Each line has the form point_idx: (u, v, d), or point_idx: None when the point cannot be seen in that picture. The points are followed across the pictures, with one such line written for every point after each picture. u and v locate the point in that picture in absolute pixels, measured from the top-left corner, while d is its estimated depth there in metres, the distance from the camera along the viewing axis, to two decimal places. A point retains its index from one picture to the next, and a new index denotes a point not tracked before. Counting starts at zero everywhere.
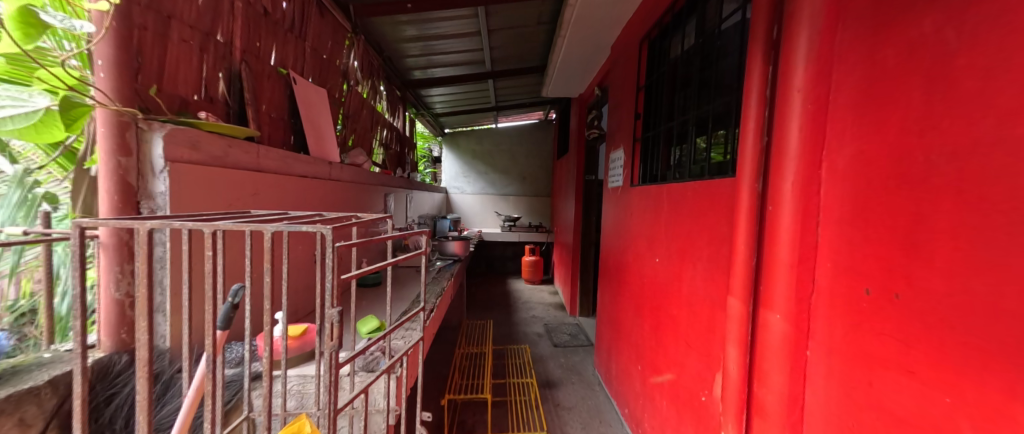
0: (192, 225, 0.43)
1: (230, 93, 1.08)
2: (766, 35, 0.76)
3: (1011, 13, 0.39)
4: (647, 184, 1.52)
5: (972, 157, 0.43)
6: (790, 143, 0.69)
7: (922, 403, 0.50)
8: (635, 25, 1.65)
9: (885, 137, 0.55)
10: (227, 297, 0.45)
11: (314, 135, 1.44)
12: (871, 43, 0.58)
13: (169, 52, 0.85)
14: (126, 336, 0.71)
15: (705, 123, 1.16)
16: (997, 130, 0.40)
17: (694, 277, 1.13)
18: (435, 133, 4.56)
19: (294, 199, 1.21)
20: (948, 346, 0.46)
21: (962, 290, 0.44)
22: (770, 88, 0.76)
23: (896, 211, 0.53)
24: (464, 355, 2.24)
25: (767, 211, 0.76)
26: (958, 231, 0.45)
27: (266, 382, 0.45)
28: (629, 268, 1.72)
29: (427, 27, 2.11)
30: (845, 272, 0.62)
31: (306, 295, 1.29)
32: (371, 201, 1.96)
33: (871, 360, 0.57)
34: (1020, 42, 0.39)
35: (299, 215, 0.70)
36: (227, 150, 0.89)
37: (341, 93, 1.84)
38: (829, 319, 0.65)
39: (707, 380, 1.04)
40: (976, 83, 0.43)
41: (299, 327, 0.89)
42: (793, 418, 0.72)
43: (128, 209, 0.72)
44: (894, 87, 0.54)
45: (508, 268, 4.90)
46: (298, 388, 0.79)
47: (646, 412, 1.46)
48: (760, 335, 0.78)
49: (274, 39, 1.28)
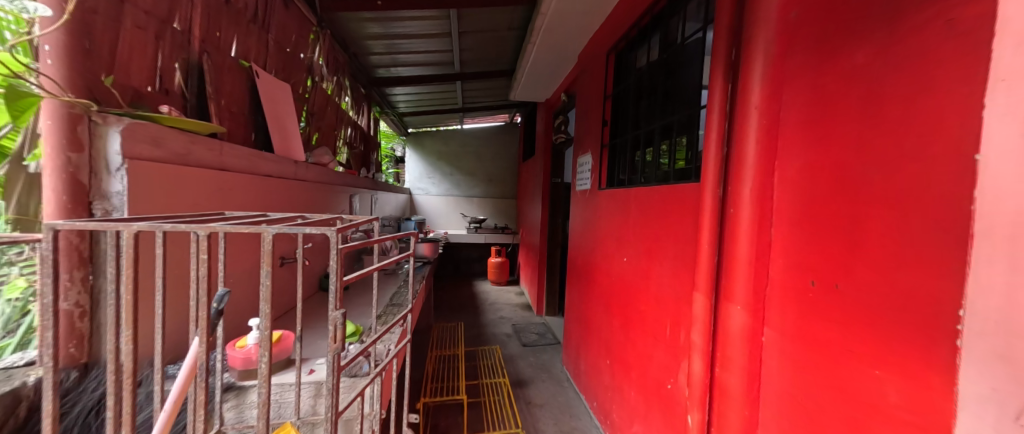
0: (184, 226, 0.42)
1: (187, 85, 0.99)
2: (726, 56, 0.85)
3: (931, 50, 0.49)
4: (614, 188, 1.62)
5: (898, 169, 0.53)
6: (748, 155, 0.79)
7: (861, 376, 0.59)
8: (602, 36, 1.75)
9: (828, 152, 0.65)
10: (210, 303, 0.42)
11: (279, 133, 1.36)
12: (815, 71, 0.68)
13: (121, 38, 0.78)
14: (75, 350, 0.64)
15: (670, 130, 1.26)
16: (918, 148, 0.50)
17: (660, 274, 1.22)
18: (399, 132, 4.45)
19: (259, 200, 1.13)
20: (878, 327, 0.56)
21: (888, 278, 0.54)
22: (729, 104, 0.86)
23: (836, 216, 0.63)
24: (435, 358, 2.31)
25: (728, 214, 0.86)
26: (886, 230, 0.54)
27: (261, 389, 0.45)
28: (598, 266, 1.81)
29: (393, 26, 2.06)
30: (794, 267, 0.72)
31: (275, 302, 1.22)
32: (337, 202, 1.88)
33: (819, 342, 0.66)
34: (934, 77, 0.48)
35: (278, 216, 0.67)
36: (190, 146, 0.82)
37: (305, 89, 1.75)
38: (780, 309, 0.75)
39: (673, 369, 1.14)
40: (899, 109, 0.53)
41: (276, 333, 0.87)
42: (751, 400, 0.81)
43: (78, 210, 0.65)
44: (834, 110, 0.64)
45: (476, 270, 4.88)
46: (276, 397, 0.75)
47: (615, 404, 1.55)
48: (722, 326, 0.87)
49: (235, 30, 1.20)
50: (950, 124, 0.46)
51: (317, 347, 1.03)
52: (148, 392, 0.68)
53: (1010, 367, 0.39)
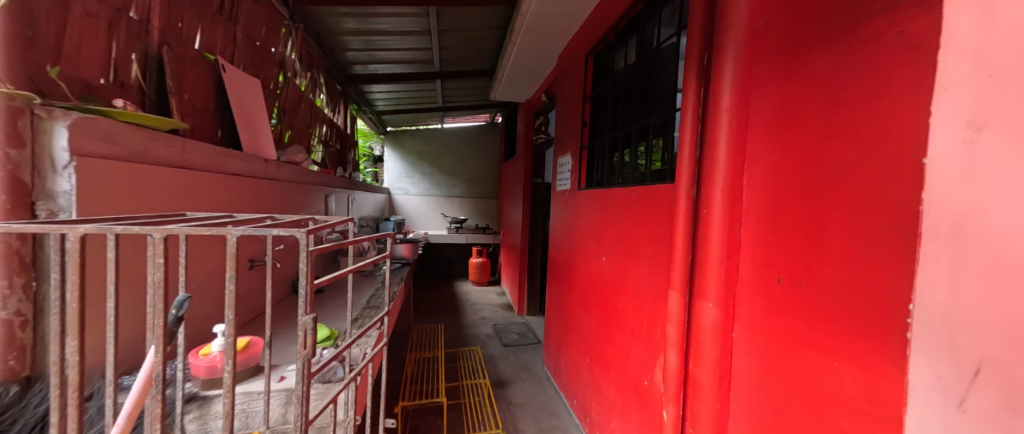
0: (137, 229, 0.39)
1: (146, 79, 0.93)
2: (699, 61, 0.89)
3: (884, 62, 0.53)
4: (593, 188, 1.66)
5: (855, 172, 0.57)
6: (719, 157, 0.83)
7: (823, 368, 0.64)
8: (581, 37, 1.78)
9: (792, 155, 0.69)
10: (169, 310, 0.39)
11: (247, 129, 1.29)
12: (780, 77, 0.72)
13: (70, 26, 0.72)
14: (15, 362, 0.59)
15: (646, 132, 1.30)
16: (872, 153, 0.55)
17: (638, 272, 1.26)
18: (377, 130, 4.34)
19: (226, 201, 1.07)
20: (838, 321, 0.61)
21: (846, 273, 0.59)
22: (701, 108, 0.90)
23: (800, 215, 0.67)
24: (415, 361, 2.28)
25: (700, 214, 0.89)
26: (845, 228, 0.59)
27: (227, 399, 0.43)
28: (578, 266, 1.84)
29: (370, 22, 2.01)
30: (761, 265, 0.76)
31: (243, 306, 1.16)
32: (311, 202, 1.81)
33: (785, 337, 0.71)
34: (887, 87, 0.53)
35: (247, 217, 0.63)
36: (148, 143, 0.77)
37: (277, 84, 1.67)
38: (750, 305, 0.79)
39: (650, 366, 1.17)
40: (855, 116, 0.58)
41: (243, 340, 0.83)
42: (722, 392, 0.85)
43: (19, 212, 0.59)
44: (798, 115, 0.68)
45: (457, 271, 4.84)
46: (243, 407, 0.71)
47: (594, 401, 1.58)
48: (695, 323, 0.91)
49: (200, 21, 1.13)
50: (901, 132, 0.51)
51: (287, 353, 0.99)
52: (100, 406, 0.62)
53: (952, 356, 0.43)
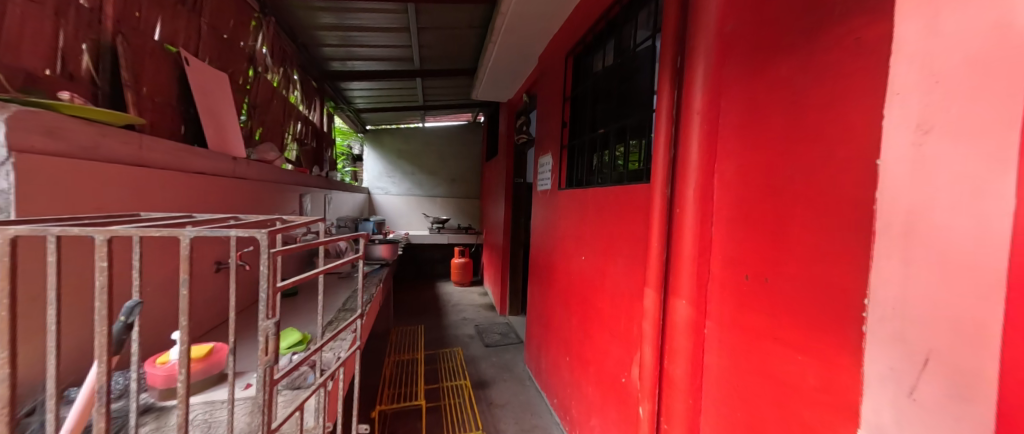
0: (79, 230, 0.37)
1: (98, 72, 0.88)
2: (672, 64, 0.93)
3: (841, 66, 0.57)
4: (573, 189, 1.68)
5: (816, 173, 0.61)
6: (692, 158, 0.86)
7: (786, 360, 0.67)
8: (561, 38, 1.80)
9: (759, 155, 0.73)
10: (119, 316, 0.37)
11: (213, 123, 1.22)
12: (748, 78, 0.76)
13: (8, 13, 0.68)
14: None
15: (623, 133, 1.34)
16: (830, 154, 0.59)
17: (615, 270, 1.29)
18: (355, 129, 4.23)
19: (188, 200, 1.01)
20: (800, 315, 0.64)
21: (808, 268, 0.63)
22: (675, 111, 0.94)
23: (766, 214, 0.71)
24: (394, 363, 2.23)
25: (674, 213, 0.93)
26: (807, 224, 0.63)
27: (180, 410, 0.40)
28: (558, 266, 1.86)
29: (346, 17, 1.95)
30: (731, 263, 0.80)
31: (208, 311, 1.10)
32: (284, 201, 1.74)
33: (752, 331, 0.75)
34: (844, 91, 0.57)
35: (210, 217, 0.60)
36: (99, 138, 0.72)
37: (246, 79, 1.60)
38: (720, 301, 0.83)
39: (628, 363, 1.21)
40: (815, 117, 0.62)
41: (204, 347, 0.78)
42: (695, 385, 0.89)
43: None
44: (764, 118, 0.72)
45: (438, 272, 4.78)
46: (204, 417, 0.67)
47: (574, 399, 1.61)
48: (670, 319, 0.95)
49: (159, 11, 1.07)
50: (856, 135, 0.55)
51: (254, 359, 0.95)
52: (41, 421, 0.57)
53: (906, 348, 0.47)
